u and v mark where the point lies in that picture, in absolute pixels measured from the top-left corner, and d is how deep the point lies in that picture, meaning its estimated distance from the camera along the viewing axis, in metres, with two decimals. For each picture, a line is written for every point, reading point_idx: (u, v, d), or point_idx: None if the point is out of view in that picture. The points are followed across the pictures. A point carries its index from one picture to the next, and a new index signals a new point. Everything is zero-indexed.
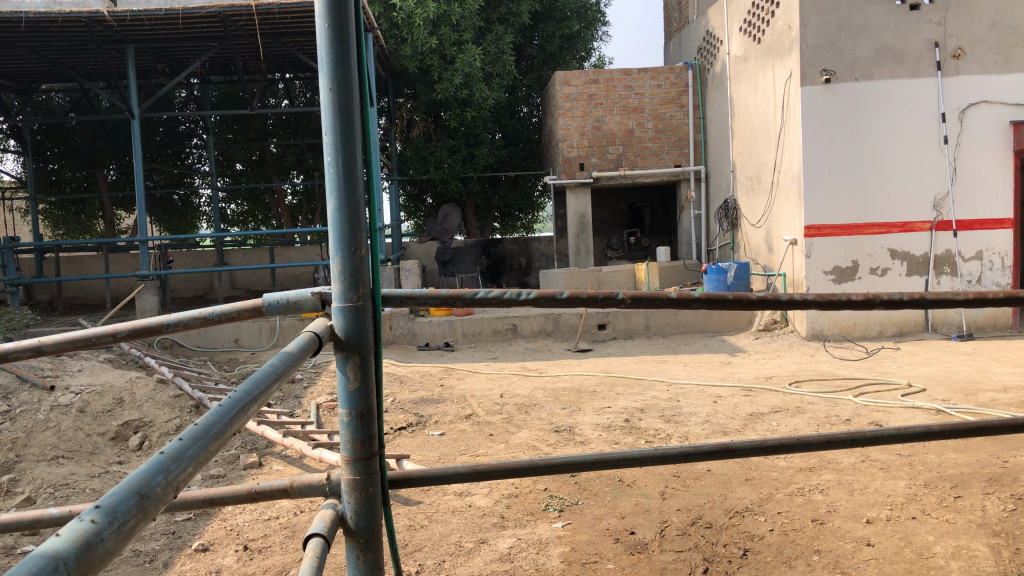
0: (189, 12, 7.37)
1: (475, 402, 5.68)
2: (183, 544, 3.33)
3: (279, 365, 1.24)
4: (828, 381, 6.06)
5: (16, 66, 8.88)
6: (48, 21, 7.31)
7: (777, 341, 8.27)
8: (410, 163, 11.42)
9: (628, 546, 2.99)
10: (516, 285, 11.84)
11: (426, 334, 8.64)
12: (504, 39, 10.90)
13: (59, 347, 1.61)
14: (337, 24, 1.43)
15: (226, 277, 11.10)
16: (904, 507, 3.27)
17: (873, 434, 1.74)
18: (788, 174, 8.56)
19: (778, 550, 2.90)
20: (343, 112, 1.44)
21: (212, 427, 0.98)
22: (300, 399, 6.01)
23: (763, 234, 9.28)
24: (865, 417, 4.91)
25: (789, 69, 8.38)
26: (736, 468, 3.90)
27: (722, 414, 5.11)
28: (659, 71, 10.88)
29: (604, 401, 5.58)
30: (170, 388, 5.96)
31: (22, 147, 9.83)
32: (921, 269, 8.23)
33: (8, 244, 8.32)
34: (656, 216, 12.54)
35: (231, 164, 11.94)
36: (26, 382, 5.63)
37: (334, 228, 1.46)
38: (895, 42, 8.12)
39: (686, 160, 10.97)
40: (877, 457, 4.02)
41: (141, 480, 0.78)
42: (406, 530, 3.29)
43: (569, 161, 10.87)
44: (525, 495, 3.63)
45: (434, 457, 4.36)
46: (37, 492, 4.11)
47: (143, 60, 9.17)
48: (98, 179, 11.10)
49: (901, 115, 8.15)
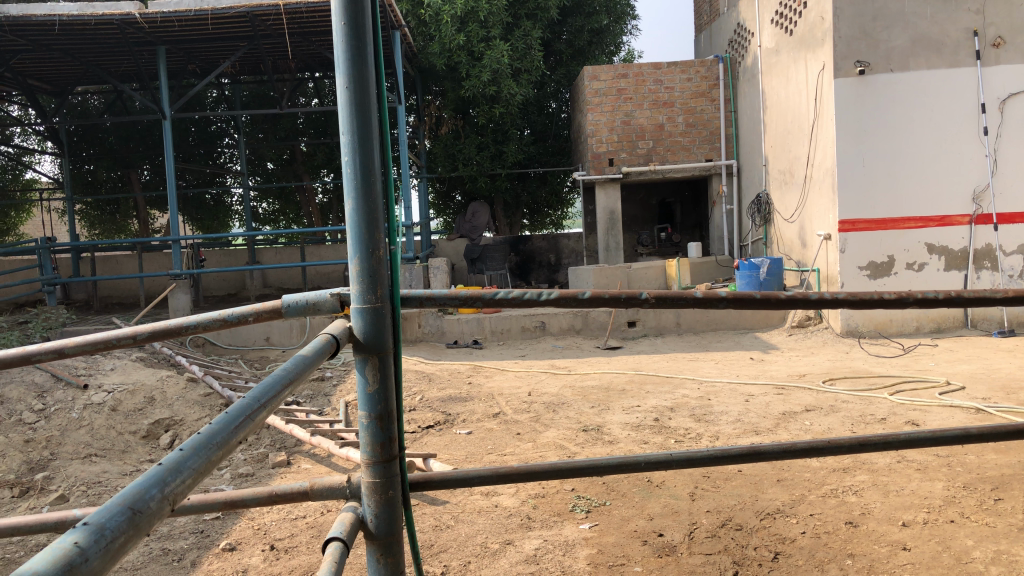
0: (218, 13, 7.42)
1: (503, 400, 5.65)
2: (211, 543, 3.35)
3: (292, 370, 1.22)
4: (863, 379, 5.94)
5: (51, 69, 9.01)
6: (81, 24, 7.40)
7: (811, 338, 8.14)
8: (439, 161, 11.41)
9: (656, 548, 2.95)
10: (545, 282, 11.78)
11: (455, 331, 8.65)
12: (532, 34, 10.79)
13: (80, 350, 1.59)
14: (353, 22, 1.40)
15: (258, 276, 11.17)
16: (942, 510, 3.19)
17: (907, 437, 1.68)
18: (821, 168, 8.42)
19: (810, 553, 2.84)
20: (361, 114, 1.41)
21: (214, 436, 0.97)
22: (329, 398, 6.03)
23: (796, 229, 9.13)
24: (901, 416, 4.80)
25: (822, 62, 8.24)
26: (767, 468, 3.84)
27: (754, 413, 5.03)
28: (689, 65, 10.75)
29: (633, 400, 5.53)
30: (200, 386, 6.00)
31: (58, 148, 9.97)
32: (959, 263, 8.05)
33: (45, 245, 8.45)
34: (687, 211, 12.35)
35: (262, 163, 12.06)
36: (61, 381, 5.73)
37: (353, 229, 1.44)
38: (932, 32, 7.93)
39: (717, 155, 10.84)
40: (914, 458, 3.93)
41: (135, 494, 0.76)
42: (432, 530, 3.27)
43: (597, 157, 10.78)
44: (552, 496, 3.60)
45: (460, 457, 4.33)
46: (70, 490, 4.17)
47: (175, 61, 9.28)
48: (132, 180, 11.23)
49: (939, 105, 7.96)
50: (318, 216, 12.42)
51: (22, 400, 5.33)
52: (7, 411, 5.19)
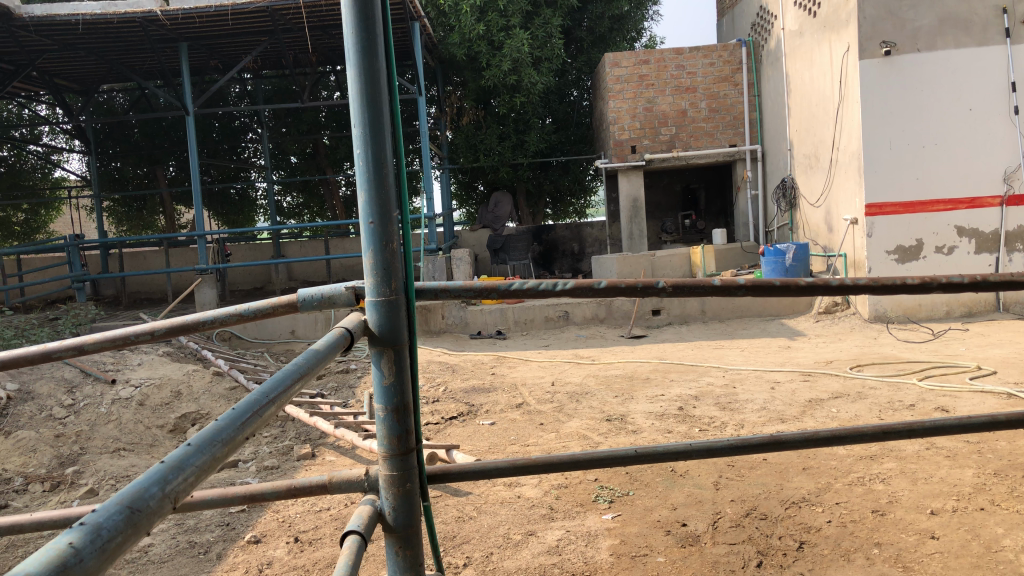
0: (238, 8, 7.45)
1: (527, 390, 5.65)
2: (236, 536, 3.38)
3: (304, 364, 1.22)
4: (891, 365, 5.86)
5: (75, 68, 9.12)
6: (104, 23, 7.47)
7: (838, 324, 8.05)
8: (460, 151, 11.39)
9: (679, 538, 2.93)
10: (569, 272, 11.74)
11: (478, 322, 8.66)
12: (553, 22, 10.75)
13: (98, 347, 1.58)
14: (363, 12, 1.38)
15: (284, 269, 11.29)
16: (971, 498, 3.13)
17: (933, 424, 1.64)
18: (847, 152, 8.29)
19: (836, 542, 2.80)
20: (373, 104, 1.39)
21: (220, 433, 0.97)
22: (354, 390, 6.07)
23: (822, 214, 9.01)
24: (930, 402, 4.73)
25: (846, 43, 8.10)
26: (793, 457, 3.80)
27: (780, 400, 4.98)
28: (712, 49, 10.64)
29: (657, 388, 5.50)
30: (226, 380, 6.07)
31: (86, 146, 10.09)
32: (990, 246, 7.92)
33: (74, 241, 8.51)
34: (711, 198, 12.30)
35: (285, 157, 12.15)
36: (90, 376, 5.82)
37: (366, 222, 1.43)
38: (960, 10, 7.77)
39: (741, 140, 10.73)
40: (943, 444, 3.87)
41: (134, 493, 0.76)
42: (454, 522, 3.28)
43: (620, 145, 10.71)
44: (575, 486, 3.59)
45: (483, 447, 4.34)
46: (100, 484, 4.23)
47: (197, 58, 9.36)
48: (159, 176, 11.35)
49: (968, 85, 7.81)
50: (342, 209, 12.46)
51: (52, 396, 5.42)
52: (38, 407, 5.26)
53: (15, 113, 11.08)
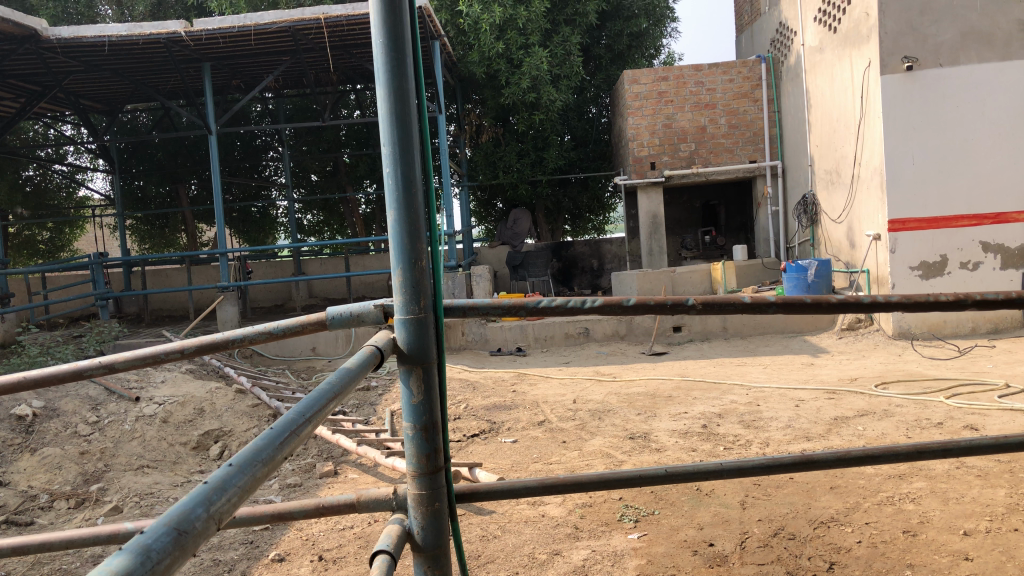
0: (261, 28, 7.49)
1: (548, 408, 5.62)
2: (260, 554, 3.38)
3: (337, 382, 1.22)
4: (917, 382, 5.78)
5: (100, 88, 9.23)
6: (129, 42, 7.49)
7: (861, 341, 7.97)
8: (479, 169, 11.42)
9: (707, 558, 2.89)
10: (588, 288, 11.73)
11: (498, 339, 8.66)
12: (572, 40, 10.85)
13: (128, 365, 1.58)
14: (392, 34, 1.38)
15: (304, 286, 11.35)
16: (1004, 519, 3.08)
17: (967, 444, 1.61)
18: (869, 167, 8.24)
19: (867, 564, 2.75)
20: (401, 124, 1.40)
21: (260, 453, 0.96)
22: (375, 407, 6.07)
23: (844, 230, 8.95)
24: (959, 421, 4.66)
25: (868, 58, 8.05)
26: (820, 475, 3.75)
27: (805, 418, 4.92)
28: (731, 66, 10.64)
29: (680, 406, 5.45)
30: (248, 397, 6.09)
31: (111, 166, 10.17)
32: (1017, 262, 7.86)
33: (98, 260, 8.56)
34: (732, 213, 12.27)
35: (306, 175, 12.25)
36: (114, 394, 5.85)
37: (396, 240, 1.42)
38: (982, 24, 7.73)
39: (761, 156, 10.71)
40: (974, 464, 3.80)
41: (180, 515, 0.76)
42: (479, 541, 3.26)
43: (639, 161, 10.69)
44: (599, 505, 3.56)
45: (506, 465, 4.32)
46: (124, 500, 4.24)
47: (219, 77, 9.44)
48: (181, 194, 11.48)
49: (991, 101, 7.77)
50: (362, 226, 12.50)
51: (77, 413, 5.45)
52: (63, 424, 5.29)
53: (41, 133, 11.26)
